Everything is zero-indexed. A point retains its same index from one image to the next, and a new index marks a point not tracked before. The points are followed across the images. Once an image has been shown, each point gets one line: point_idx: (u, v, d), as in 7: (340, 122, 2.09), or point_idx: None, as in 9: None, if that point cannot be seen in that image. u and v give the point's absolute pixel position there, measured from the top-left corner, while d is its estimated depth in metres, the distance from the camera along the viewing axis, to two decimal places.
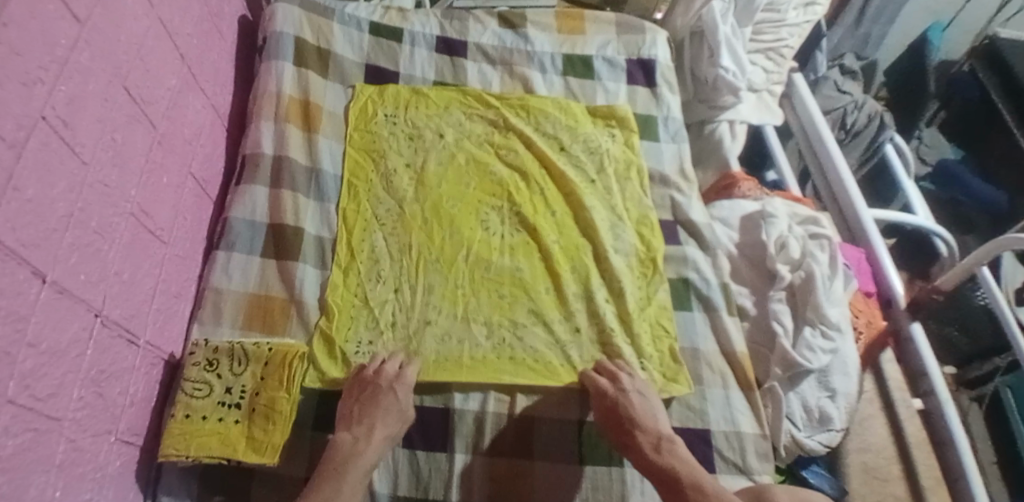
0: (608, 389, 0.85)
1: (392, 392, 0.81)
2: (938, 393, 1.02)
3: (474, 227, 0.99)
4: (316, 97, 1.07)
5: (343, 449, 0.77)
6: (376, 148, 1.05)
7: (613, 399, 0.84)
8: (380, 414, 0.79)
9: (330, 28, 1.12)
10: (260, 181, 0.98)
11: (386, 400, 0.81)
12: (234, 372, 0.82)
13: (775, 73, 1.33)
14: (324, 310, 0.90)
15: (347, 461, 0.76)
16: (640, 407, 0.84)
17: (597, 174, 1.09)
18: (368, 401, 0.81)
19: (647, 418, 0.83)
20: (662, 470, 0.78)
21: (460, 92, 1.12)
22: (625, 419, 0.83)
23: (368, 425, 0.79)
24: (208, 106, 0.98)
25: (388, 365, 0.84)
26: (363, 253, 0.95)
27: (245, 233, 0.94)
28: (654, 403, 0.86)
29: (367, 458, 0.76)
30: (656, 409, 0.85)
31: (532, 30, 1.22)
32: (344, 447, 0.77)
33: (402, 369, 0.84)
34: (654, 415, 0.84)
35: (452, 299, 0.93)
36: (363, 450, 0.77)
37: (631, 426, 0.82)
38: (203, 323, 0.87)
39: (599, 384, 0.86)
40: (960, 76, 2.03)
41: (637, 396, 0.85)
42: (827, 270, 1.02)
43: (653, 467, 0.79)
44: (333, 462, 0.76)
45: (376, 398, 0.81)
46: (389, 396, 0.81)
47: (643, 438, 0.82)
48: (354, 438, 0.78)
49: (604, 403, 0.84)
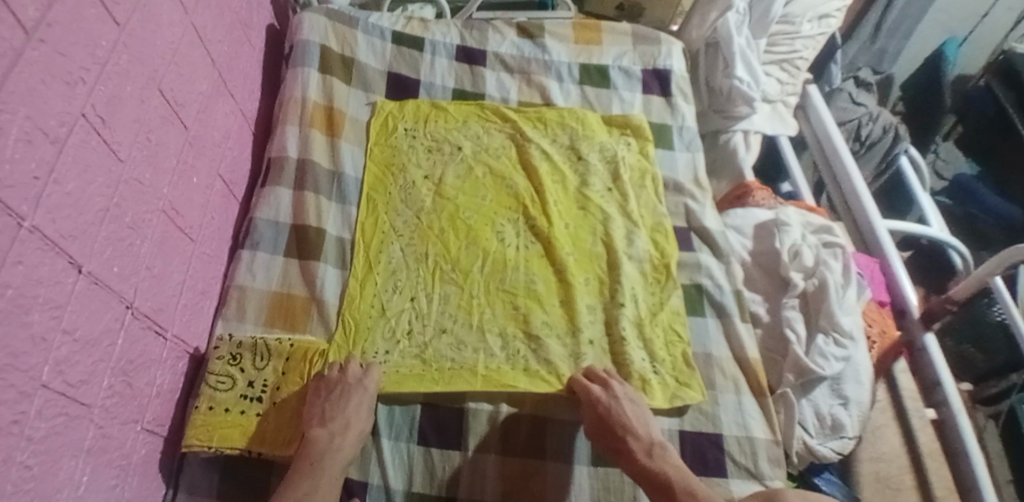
0: (601, 398, 0.85)
1: (362, 386, 0.83)
2: (951, 403, 1.02)
3: (489, 238, 1.01)
4: (340, 104, 1.10)
5: (319, 446, 0.77)
6: (395, 162, 1.07)
7: (606, 406, 0.84)
8: (352, 409, 0.80)
9: (354, 37, 1.15)
10: (285, 183, 1.00)
11: (357, 396, 0.81)
12: (257, 366, 0.84)
13: (789, 84, 1.35)
14: (342, 323, 0.91)
15: (323, 456, 0.77)
16: (631, 415, 0.85)
17: (612, 183, 1.11)
18: (338, 400, 0.81)
19: (639, 425, 0.85)
20: (653, 476, 0.81)
21: (477, 106, 1.14)
22: (616, 427, 0.83)
23: (343, 422, 0.79)
24: (237, 111, 1.01)
25: (349, 367, 0.84)
26: (380, 265, 0.97)
27: (269, 234, 0.96)
28: (644, 410, 0.87)
29: (344, 454, 0.78)
30: (646, 416, 0.87)
31: (550, 40, 1.24)
32: (321, 444, 0.78)
33: (366, 370, 0.85)
34: (644, 422, 0.85)
35: (467, 316, 0.94)
36: (340, 445, 0.78)
37: (623, 433, 0.83)
38: (227, 318, 0.90)
39: (591, 392, 0.86)
40: (975, 91, 2.06)
41: (628, 401, 0.86)
42: (841, 279, 1.02)
43: (646, 473, 0.81)
44: (308, 457, 0.77)
45: (346, 396, 0.81)
46: (359, 391, 0.82)
47: (634, 443, 0.83)
48: (331, 434, 0.78)
49: (595, 412, 0.84)
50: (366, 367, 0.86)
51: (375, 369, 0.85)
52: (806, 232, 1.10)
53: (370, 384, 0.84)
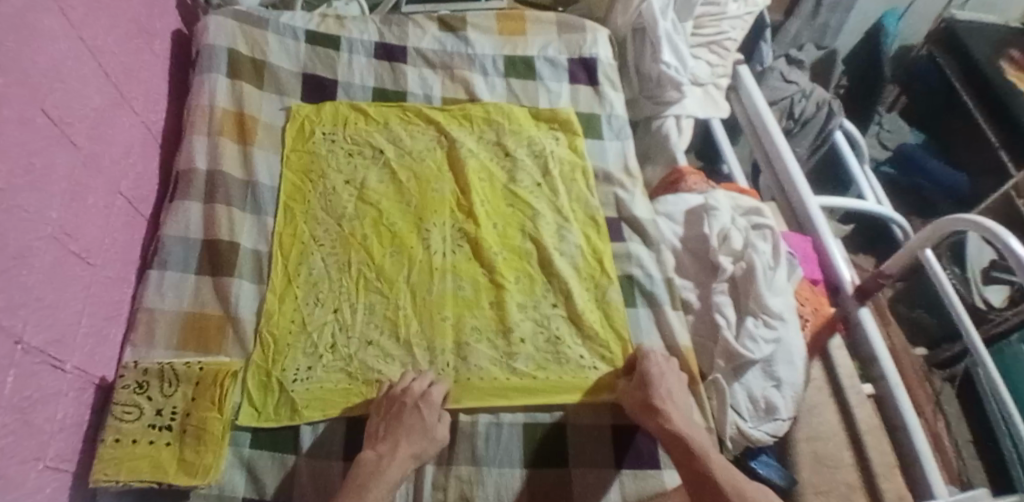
0: (653, 368, 0.89)
1: (418, 411, 0.82)
2: (888, 378, 1.04)
3: (415, 244, 0.98)
4: (252, 110, 1.06)
5: (368, 466, 0.78)
6: (314, 168, 1.03)
7: (656, 373, 0.88)
8: (404, 431, 0.81)
9: (265, 39, 1.11)
10: (194, 196, 0.96)
11: (410, 418, 0.81)
12: (165, 393, 0.81)
13: (719, 66, 1.34)
14: (261, 340, 0.88)
15: (370, 478, 0.77)
16: (675, 388, 0.88)
17: (542, 178, 1.08)
18: (394, 419, 0.82)
19: (677, 396, 0.88)
20: (692, 453, 0.82)
21: (398, 107, 1.11)
22: (655, 388, 0.87)
23: (394, 445, 0.80)
24: (139, 124, 0.97)
25: (415, 382, 0.85)
26: (300, 278, 0.93)
27: (179, 251, 0.92)
28: (678, 387, 0.89)
29: (389, 476, 0.78)
30: (678, 391, 0.89)
31: (472, 33, 1.21)
32: (368, 465, 0.78)
33: (429, 388, 0.85)
34: (679, 391, 0.89)
35: (396, 329, 0.91)
36: (386, 467, 0.78)
37: (665, 399, 0.86)
38: (135, 345, 0.85)
39: (653, 355, 0.90)
40: (919, 61, 2.16)
41: (665, 373, 0.89)
42: (770, 260, 1.02)
43: (672, 434, 0.84)
44: (357, 478, 0.77)
45: (402, 417, 0.82)
46: (414, 414, 0.82)
47: (669, 409, 0.85)
48: (378, 455, 0.79)
49: (644, 374, 0.88)
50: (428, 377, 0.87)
51: (440, 384, 0.86)
52: (735, 215, 1.09)
53: (435, 408, 0.84)
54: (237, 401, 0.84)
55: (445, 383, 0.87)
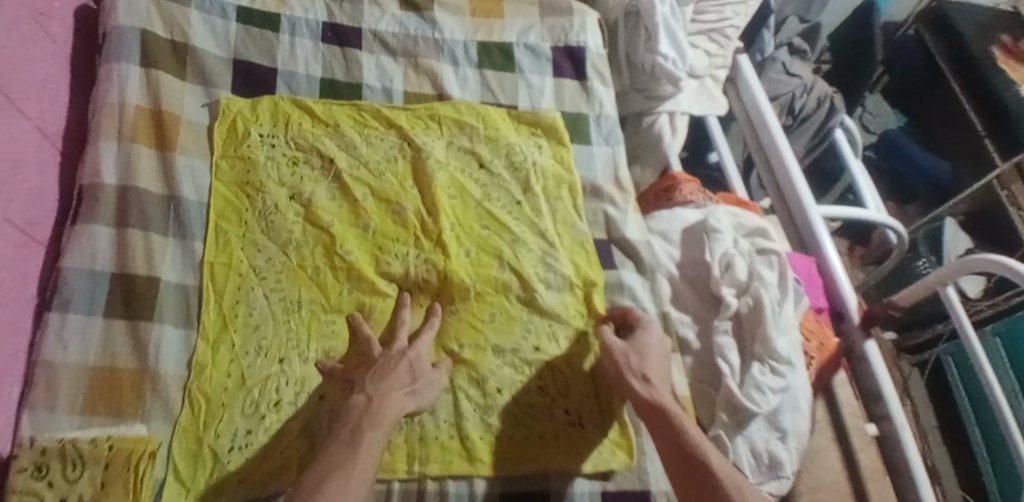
0: (651, 338, 0.81)
1: (403, 355, 0.74)
2: (894, 417, 0.94)
3: (375, 279, 0.84)
4: (171, 107, 0.88)
5: (357, 411, 0.67)
6: (251, 179, 0.86)
7: (638, 337, 0.81)
8: (393, 377, 0.72)
9: (187, 18, 0.92)
10: (102, 219, 0.79)
11: (400, 365, 0.73)
12: (69, 478, 0.66)
13: (718, 56, 1.20)
14: (189, 400, 0.73)
15: (362, 418, 0.66)
16: (655, 362, 0.79)
17: (522, 195, 0.94)
18: (382, 369, 0.72)
19: (659, 358, 0.80)
20: (673, 427, 0.72)
21: (352, 106, 0.94)
22: (636, 356, 0.79)
23: (384, 387, 0.70)
24: (31, 128, 0.79)
25: (398, 337, 0.77)
26: (238, 320, 0.78)
27: (83, 289, 0.75)
28: (667, 362, 0.81)
29: (383, 416, 0.67)
30: (666, 365, 0.80)
31: (439, 13, 1.04)
32: (359, 409, 0.68)
33: (414, 340, 0.77)
34: (660, 371, 0.78)
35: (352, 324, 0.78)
36: (379, 408, 0.68)
37: (642, 367, 0.78)
38: (34, 409, 0.69)
39: (637, 315, 0.84)
40: (904, 41, 2.03)
41: (660, 349, 0.80)
42: (777, 294, 0.91)
43: (654, 405, 0.74)
44: (349, 423, 0.66)
45: (385, 368, 0.72)
46: (403, 360, 0.74)
47: (650, 379, 0.77)
48: (367, 397, 0.69)
49: (635, 343, 0.80)
50: (400, 308, 0.80)
51: (428, 331, 0.79)
52: (738, 236, 0.98)
53: (425, 357, 0.76)
54: (159, 476, 0.70)
55: (429, 332, 0.79)
